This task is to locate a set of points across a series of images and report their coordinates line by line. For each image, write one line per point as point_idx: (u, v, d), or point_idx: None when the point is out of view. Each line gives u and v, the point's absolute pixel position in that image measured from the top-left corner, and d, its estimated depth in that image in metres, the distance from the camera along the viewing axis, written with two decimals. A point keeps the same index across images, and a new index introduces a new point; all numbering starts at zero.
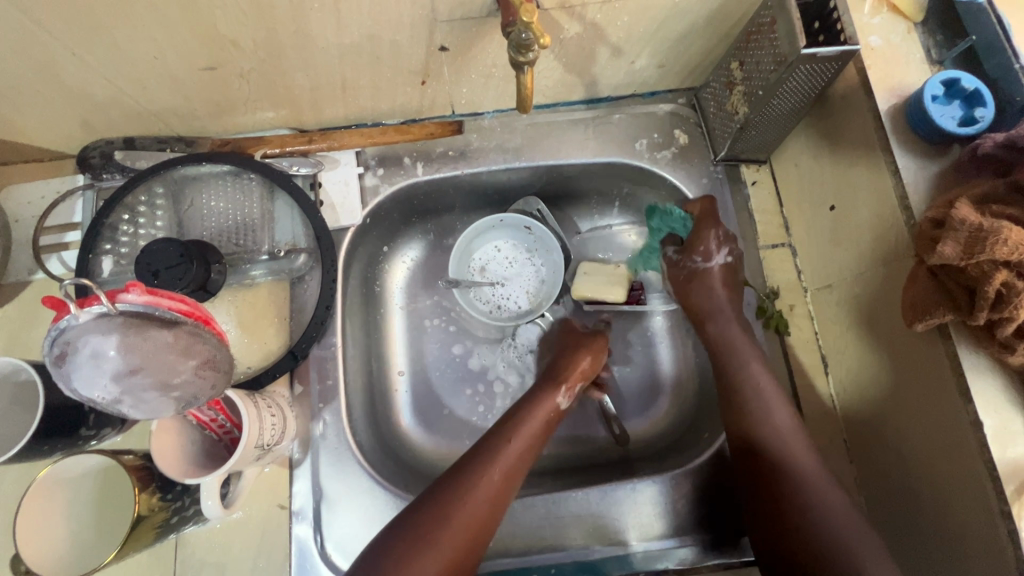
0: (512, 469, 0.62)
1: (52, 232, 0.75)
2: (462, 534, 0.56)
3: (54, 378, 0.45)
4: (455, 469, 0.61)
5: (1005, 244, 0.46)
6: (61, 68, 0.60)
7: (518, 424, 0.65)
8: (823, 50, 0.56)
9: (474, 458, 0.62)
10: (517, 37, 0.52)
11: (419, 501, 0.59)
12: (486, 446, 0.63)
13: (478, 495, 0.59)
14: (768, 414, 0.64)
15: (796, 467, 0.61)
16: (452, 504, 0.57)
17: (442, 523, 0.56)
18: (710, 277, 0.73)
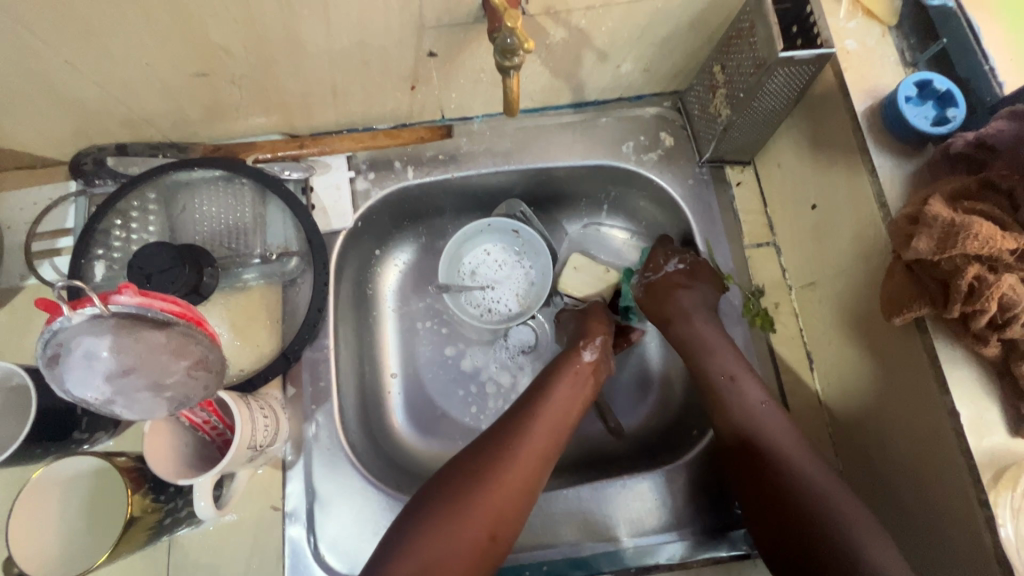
0: (552, 423, 0.64)
1: (44, 239, 0.75)
2: (506, 490, 0.57)
3: (46, 379, 0.46)
4: (494, 430, 0.62)
5: (975, 238, 0.48)
6: (54, 75, 0.61)
7: (553, 384, 0.67)
8: (799, 54, 0.57)
9: (510, 419, 0.63)
10: (502, 43, 0.53)
11: (462, 460, 0.60)
12: (522, 410, 0.64)
13: (520, 452, 0.60)
14: (740, 399, 0.65)
15: (775, 446, 0.61)
16: (497, 456, 0.59)
17: (486, 475, 0.57)
18: (667, 282, 0.76)
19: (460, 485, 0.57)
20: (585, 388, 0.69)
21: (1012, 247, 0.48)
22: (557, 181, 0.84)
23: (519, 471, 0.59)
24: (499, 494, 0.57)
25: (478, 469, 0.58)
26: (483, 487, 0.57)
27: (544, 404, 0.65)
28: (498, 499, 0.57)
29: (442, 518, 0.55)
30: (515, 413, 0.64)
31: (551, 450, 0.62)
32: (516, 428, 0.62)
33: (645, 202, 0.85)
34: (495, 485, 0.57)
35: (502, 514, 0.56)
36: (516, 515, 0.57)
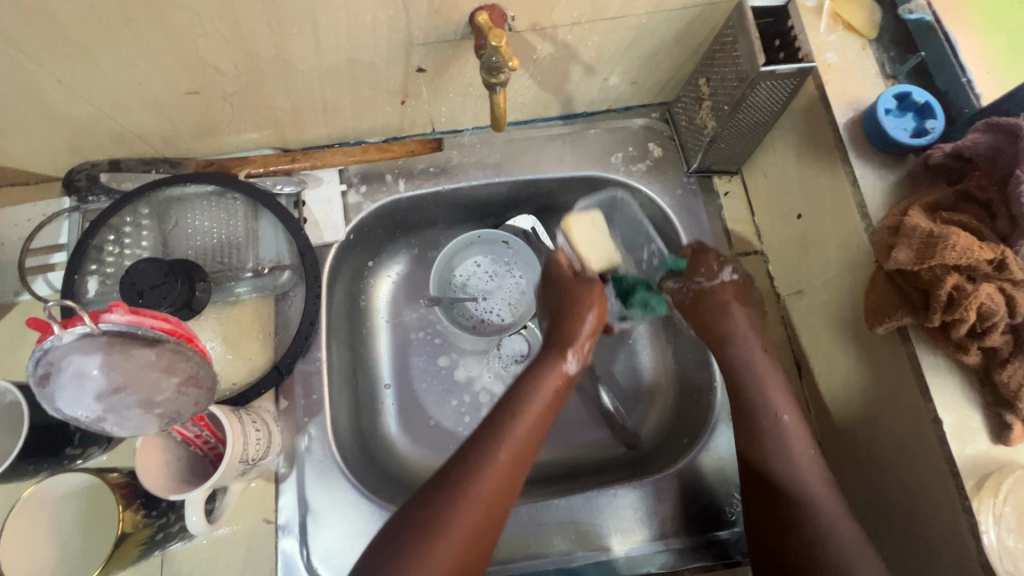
0: (529, 436, 0.60)
1: (38, 255, 0.76)
2: (467, 533, 0.53)
3: (38, 397, 0.46)
4: (453, 462, 0.57)
5: (954, 249, 0.48)
6: (47, 94, 0.62)
7: (531, 391, 0.63)
8: (781, 68, 0.58)
9: (472, 449, 0.57)
10: (488, 61, 0.54)
11: (418, 500, 0.55)
12: (486, 434, 0.59)
13: (483, 486, 0.55)
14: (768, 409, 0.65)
15: (790, 455, 0.62)
16: (469, 476, 0.55)
17: (445, 520, 0.52)
18: (721, 294, 0.72)
19: (416, 530, 0.52)
20: (557, 398, 0.65)
21: (990, 258, 0.48)
22: (547, 192, 0.85)
23: (483, 506, 0.54)
24: (458, 540, 0.52)
25: (434, 513, 0.53)
26: (441, 531, 0.52)
27: (511, 426, 0.59)
28: (458, 545, 0.52)
29: (397, 570, 0.50)
30: (478, 439, 0.58)
31: (518, 476, 0.58)
32: (478, 457, 0.56)
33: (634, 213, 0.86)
34: (455, 529, 0.52)
35: (464, 558, 0.52)
36: (479, 555, 0.53)
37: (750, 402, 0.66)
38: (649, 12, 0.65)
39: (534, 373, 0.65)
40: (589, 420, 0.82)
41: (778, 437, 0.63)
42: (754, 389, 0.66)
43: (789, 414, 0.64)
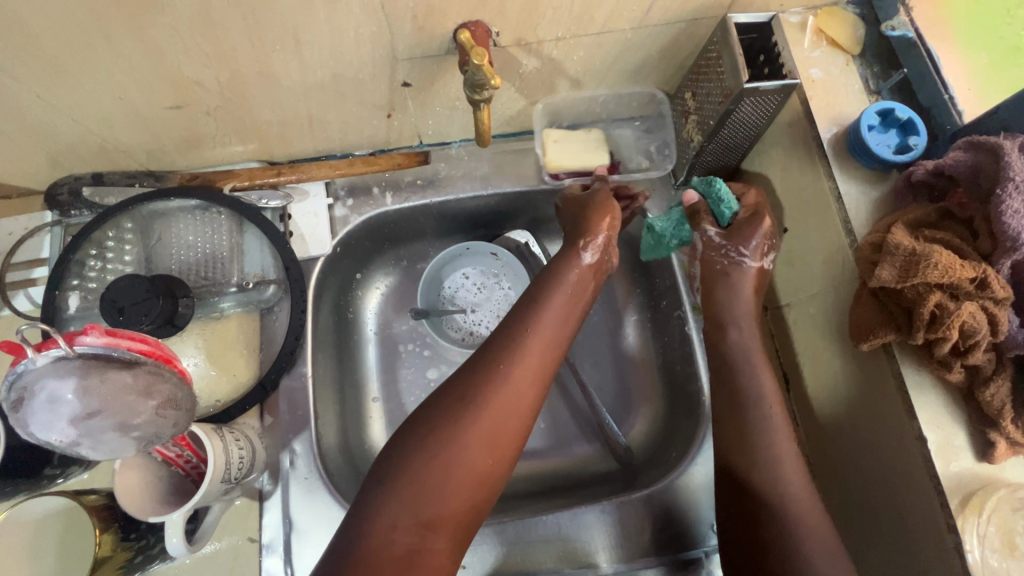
0: (550, 334, 0.63)
1: (18, 269, 0.75)
2: (499, 415, 0.57)
3: (11, 421, 0.46)
4: (483, 353, 0.61)
5: (935, 267, 0.49)
6: (26, 110, 0.61)
7: (550, 291, 0.66)
8: (764, 84, 0.59)
9: (501, 337, 0.61)
10: (471, 77, 0.54)
11: (453, 385, 0.59)
12: (513, 325, 0.63)
13: (513, 370, 0.59)
14: (766, 432, 0.61)
15: (776, 480, 0.59)
16: (495, 375, 0.58)
17: (479, 400, 0.57)
18: (746, 276, 0.68)
19: (454, 411, 0.56)
20: (582, 292, 0.68)
21: (972, 276, 0.49)
22: (535, 203, 0.85)
23: (514, 389, 0.58)
24: (493, 416, 0.56)
25: (471, 393, 0.57)
26: (476, 413, 0.56)
27: (537, 318, 0.63)
28: (493, 422, 0.56)
29: (437, 448, 0.54)
30: (506, 332, 0.62)
31: (546, 364, 0.62)
32: (506, 347, 0.61)
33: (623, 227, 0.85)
34: (489, 409, 0.57)
35: (500, 438, 0.56)
36: (510, 442, 0.57)
37: (743, 422, 0.63)
38: (634, 28, 0.65)
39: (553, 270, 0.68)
40: (577, 432, 0.83)
41: (770, 459, 0.60)
42: (745, 411, 0.63)
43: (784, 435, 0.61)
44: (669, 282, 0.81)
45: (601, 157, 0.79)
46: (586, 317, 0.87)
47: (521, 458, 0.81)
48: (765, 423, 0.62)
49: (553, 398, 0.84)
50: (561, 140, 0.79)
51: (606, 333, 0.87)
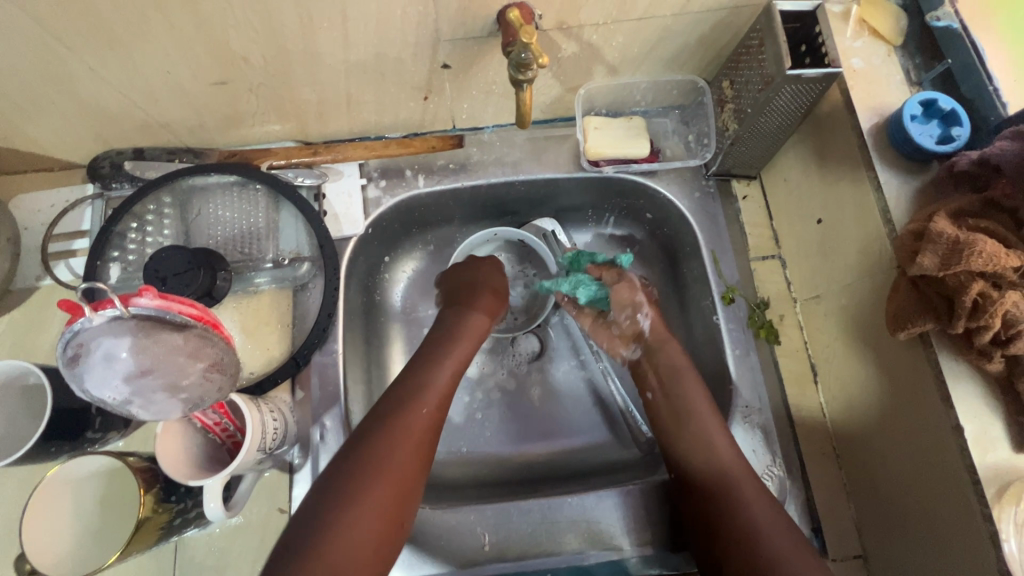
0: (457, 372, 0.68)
1: (61, 240, 0.77)
2: (410, 439, 0.59)
3: (66, 379, 0.47)
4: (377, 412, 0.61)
5: (980, 255, 0.49)
6: (78, 81, 0.63)
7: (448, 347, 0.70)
8: (806, 71, 0.59)
9: (397, 396, 0.62)
10: (517, 57, 0.55)
11: (350, 448, 0.57)
12: (415, 378, 0.65)
13: (421, 399, 0.63)
14: (698, 429, 0.65)
15: (727, 470, 0.62)
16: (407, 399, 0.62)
17: (393, 419, 0.59)
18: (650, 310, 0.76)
19: (347, 474, 0.55)
20: (478, 342, 0.74)
21: (1016, 265, 0.49)
22: (561, 191, 0.84)
23: (402, 447, 0.58)
24: (386, 476, 0.56)
25: (367, 452, 0.56)
26: (364, 477, 0.55)
27: (444, 362, 0.68)
28: (387, 482, 0.55)
29: (329, 517, 0.52)
30: (403, 390, 0.63)
31: (438, 417, 0.63)
32: (403, 403, 0.61)
33: (651, 215, 0.84)
34: (377, 469, 0.56)
35: (396, 496, 0.56)
36: (406, 494, 0.57)
37: (679, 421, 0.67)
38: (675, 15, 0.66)
39: (457, 323, 0.74)
40: (598, 418, 0.83)
41: (708, 454, 0.63)
42: (686, 411, 0.67)
43: (715, 429, 0.65)
44: (698, 272, 0.80)
45: (642, 144, 0.80)
46: None
47: (544, 444, 0.82)
48: (698, 422, 0.66)
49: (577, 385, 0.84)
50: (602, 128, 0.80)
51: None
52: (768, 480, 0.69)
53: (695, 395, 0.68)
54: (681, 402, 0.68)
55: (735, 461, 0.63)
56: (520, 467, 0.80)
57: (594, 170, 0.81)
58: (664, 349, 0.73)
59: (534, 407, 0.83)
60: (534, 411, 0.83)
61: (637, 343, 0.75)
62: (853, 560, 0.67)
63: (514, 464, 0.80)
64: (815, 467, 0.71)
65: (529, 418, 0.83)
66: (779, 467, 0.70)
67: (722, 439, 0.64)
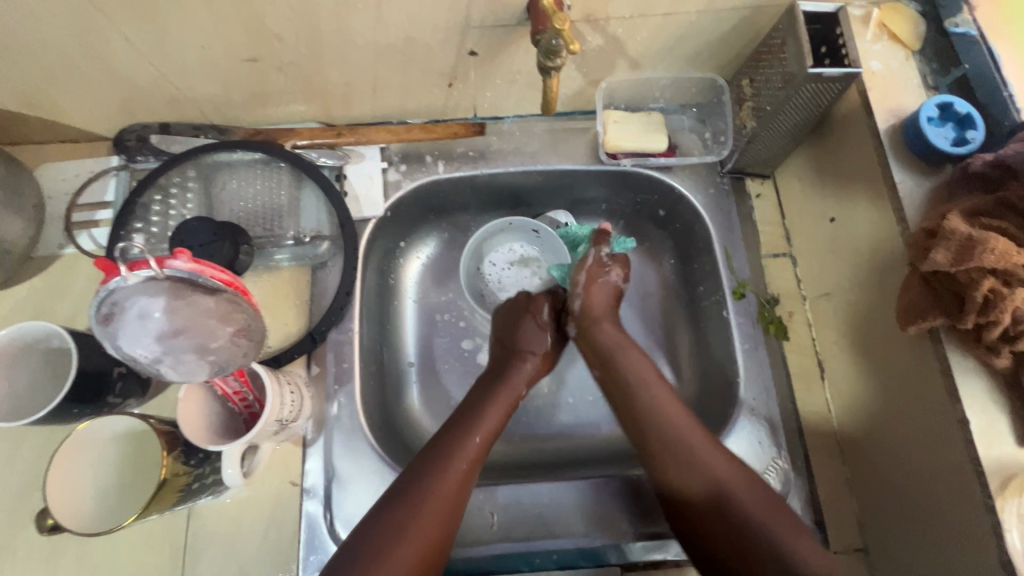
0: (488, 439, 0.65)
1: (84, 210, 0.78)
2: (437, 513, 0.57)
3: (98, 337, 0.47)
4: (424, 456, 0.62)
5: (992, 253, 0.50)
6: (113, 51, 0.64)
7: (484, 410, 0.67)
8: (828, 70, 0.60)
9: (437, 453, 0.62)
10: (548, 44, 0.57)
11: (399, 489, 0.59)
12: (456, 433, 0.64)
13: (451, 471, 0.60)
14: (677, 428, 0.63)
15: (725, 486, 0.58)
16: (440, 468, 0.60)
17: (422, 492, 0.58)
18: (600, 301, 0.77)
19: (400, 510, 0.56)
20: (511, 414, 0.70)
21: None
22: (576, 183, 0.85)
23: (454, 483, 0.60)
24: (439, 511, 0.57)
25: (388, 522, 0.56)
26: (407, 528, 0.55)
27: (479, 424, 0.66)
28: (436, 519, 0.57)
29: (378, 552, 0.53)
30: (449, 431, 0.65)
31: (472, 479, 0.62)
32: (447, 449, 0.62)
33: (664, 212, 0.85)
34: (430, 505, 0.57)
35: (437, 541, 0.56)
36: (450, 532, 0.58)
37: (664, 438, 0.63)
38: (699, 11, 0.67)
39: (494, 388, 0.71)
40: (606, 407, 0.84)
41: (704, 471, 0.59)
42: (670, 425, 0.63)
43: (704, 441, 0.62)
44: (710, 267, 0.81)
45: (660, 138, 0.81)
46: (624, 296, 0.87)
47: (552, 433, 0.83)
48: (683, 424, 0.63)
49: (586, 376, 0.85)
50: (621, 121, 0.81)
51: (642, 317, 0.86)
52: (773, 471, 0.70)
53: (675, 410, 0.65)
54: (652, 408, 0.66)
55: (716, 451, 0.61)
56: (527, 453, 0.81)
57: (612, 163, 0.83)
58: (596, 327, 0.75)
59: (542, 393, 0.84)
60: (542, 399, 0.84)
61: (572, 322, 0.77)
62: (853, 553, 0.68)
63: (522, 450, 0.81)
64: (819, 461, 0.72)
65: (537, 405, 0.84)
66: (784, 459, 0.71)
67: (714, 454, 0.60)
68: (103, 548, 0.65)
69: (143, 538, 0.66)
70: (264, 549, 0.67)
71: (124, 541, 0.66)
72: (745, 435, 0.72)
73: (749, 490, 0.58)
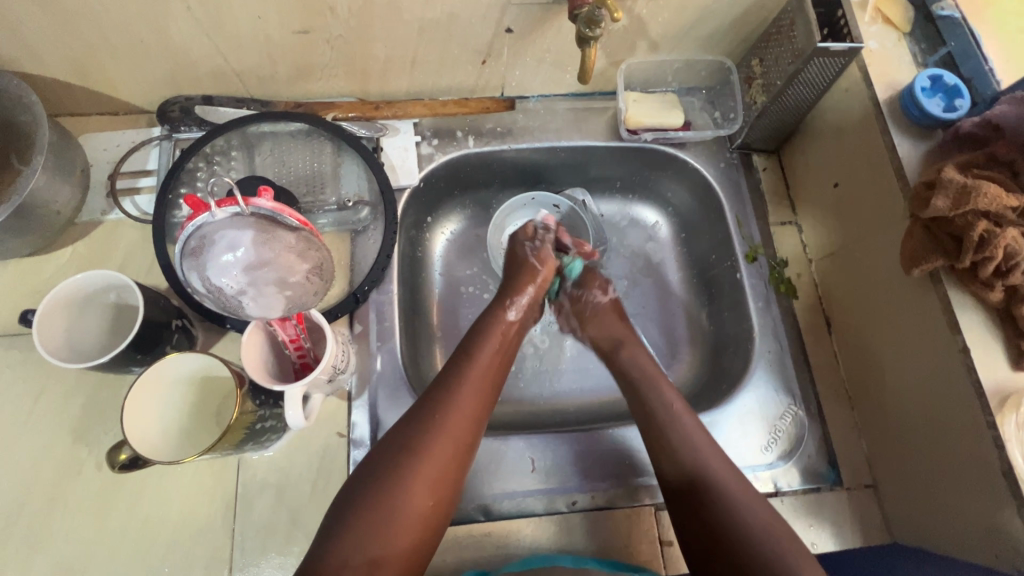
0: (490, 374, 0.68)
1: (127, 178, 0.80)
2: (448, 440, 0.60)
3: (189, 268, 0.51)
4: (422, 400, 0.63)
5: (984, 197, 0.57)
6: (171, 21, 0.68)
7: (484, 342, 0.70)
8: (834, 45, 0.67)
9: (444, 385, 0.64)
10: (590, 14, 0.63)
11: (397, 429, 0.60)
12: (459, 364, 0.67)
13: (457, 404, 0.63)
14: (664, 403, 0.70)
15: (717, 482, 0.62)
16: (449, 399, 0.63)
17: (435, 420, 0.61)
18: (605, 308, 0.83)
19: (401, 448, 0.59)
20: (512, 339, 0.74)
21: (1014, 205, 0.58)
22: (593, 160, 0.91)
23: (463, 417, 0.62)
24: (447, 445, 0.60)
25: (406, 445, 0.59)
26: (426, 451, 0.59)
27: (477, 359, 0.68)
28: (446, 449, 0.60)
29: (391, 487, 0.56)
30: (455, 360, 0.68)
31: (483, 410, 0.65)
32: (453, 380, 0.65)
33: (677, 187, 0.92)
34: (443, 429, 0.60)
35: (449, 466, 0.60)
36: (466, 457, 0.61)
37: (677, 450, 0.66)
38: None
39: (488, 321, 0.73)
40: None
41: (688, 451, 0.65)
42: (667, 421, 0.68)
43: (702, 436, 0.66)
44: (722, 235, 0.87)
45: (678, 115, 0.86)
46: (637, 261, 0.94)
47: (581, 393, 0.87)
48: (669, 411, 0.69)
49: None
50: (640, 100, 0.87)
51: (656, 287, 0.93)
52: (789, 417, 0.76)
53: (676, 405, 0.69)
54: (666, 411, 0.69)
55: (722, 466, 0.64)
56: (554, 412, 0.86)
57: (633, 139, 0.87)
58: (616, 355, 0.78)
59: (566, 356, 0.89)
60: (566, 363, 0.89)
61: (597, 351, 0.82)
62: (865, 488, 0.74)
63: (550, 410, 0.85)
64: (831, 407, 0.78)
65: (563, 367, 0.89)
66: (800, 407, 0.77)
67: (707, 445, 0.66)
68: (157, 498, 0.67)
69: (193, 487, 0.68)
70: (314, 497, 0.69)
71: (174, 492, 0.68)
72: (762, 384, 0.78)
73: (741, 495, 0.61)
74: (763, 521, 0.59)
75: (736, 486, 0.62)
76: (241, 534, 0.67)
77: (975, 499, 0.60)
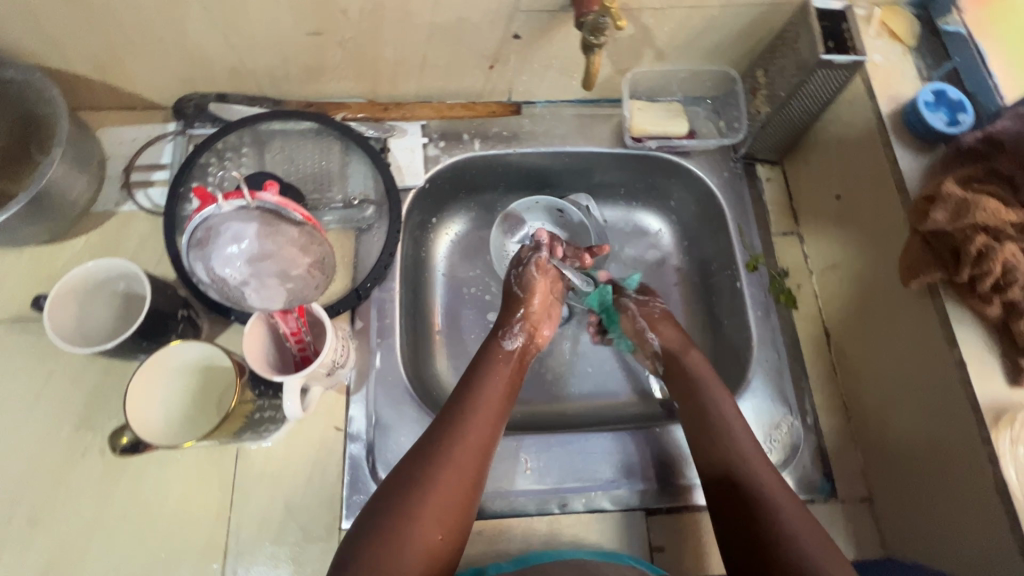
0: (498, 401, 0.69)
1: (141, 171, 0.83)
2: (456, 471, 0.60)
3: (193, 257, 0.53)
4: (429, 434, 0.64)
5: (983, 211, 0.57)
6: (188, 20, 0.70)
7: (492, 372, 0.71)
8: (836, 57, 0.68)
9: (454, 414, 0.65)
10: (595, 21, 0.64)
11: (409, 460, 0.61)
12: (469, 393, 0.68)
13: (465, 433, 0.63)
14: (713, 401, 0.70)
15: (762, 483, 0.61)
16: (459, 428, 0.64)
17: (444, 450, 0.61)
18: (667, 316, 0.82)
19: (410, 479, 0.59)
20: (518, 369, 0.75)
21: (1014, 221, 0.58)
22: (597, 166, 0.92)
23: (471, 446, 0.63)
24: (456, 475, 0.60)
25: (416, 475, 0.59)
26: (433, 482, 0.59)
27: (485, 389, 0.69)
28: (455, 480, 0.60)
29: (402, 518, 0.56)
30: (463, 390, 0.69)
31: (491, 441, 0.65)
32: (463, 409, 0.66)
33: (680, 195, 0.93)
34: (453, 458, 0.61)
35: (458, 496, 0.59)
36: (476, 487, 0.61)
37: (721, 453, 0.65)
38: (721, 6, 0.75)
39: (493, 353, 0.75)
40: (624, 376, 0.89)
41: (733, 452, 0.65)
42: (709, 424, 0.68)
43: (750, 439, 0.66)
44: (724, 244, 0.87)
45: (681, 123, 0.89)
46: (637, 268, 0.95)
47: (578, 397, 0.88)
48: (711, 414, 0.69)
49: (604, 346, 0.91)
50: (645, 108, 0.89)
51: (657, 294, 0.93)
52: (785, 427, 0.76)
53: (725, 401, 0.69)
54: (716, 409, 0.69)
55: (764, 466, 0.63)
56: (551, 414, 0.86)
57: (637, 146, 0.89)
58: (684, 355, 0.76)
59: (565, 360, 0.90)
60: (564, 366, 0.89)
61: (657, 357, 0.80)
62: (860, 501, 0.73)
63: (546, 412, 0.86)
64: (827, 418, 0.78)
65: (561, 370, 0.89)
66: (796, 417, 0.77)
67: (751, 446, 0.65)
68: (156, 484, 0.69)
69: (192, 474, 0.70)
70: (309, 489, 0.70)
71: (174, 478, 0.69)
72: (759, 393, 0.78)
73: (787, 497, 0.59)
74: (807, 523, 0.57)
75: (781, 487, 0.61)
76: (236, 522, 0.68)
77: (971, 515, 0.60)
